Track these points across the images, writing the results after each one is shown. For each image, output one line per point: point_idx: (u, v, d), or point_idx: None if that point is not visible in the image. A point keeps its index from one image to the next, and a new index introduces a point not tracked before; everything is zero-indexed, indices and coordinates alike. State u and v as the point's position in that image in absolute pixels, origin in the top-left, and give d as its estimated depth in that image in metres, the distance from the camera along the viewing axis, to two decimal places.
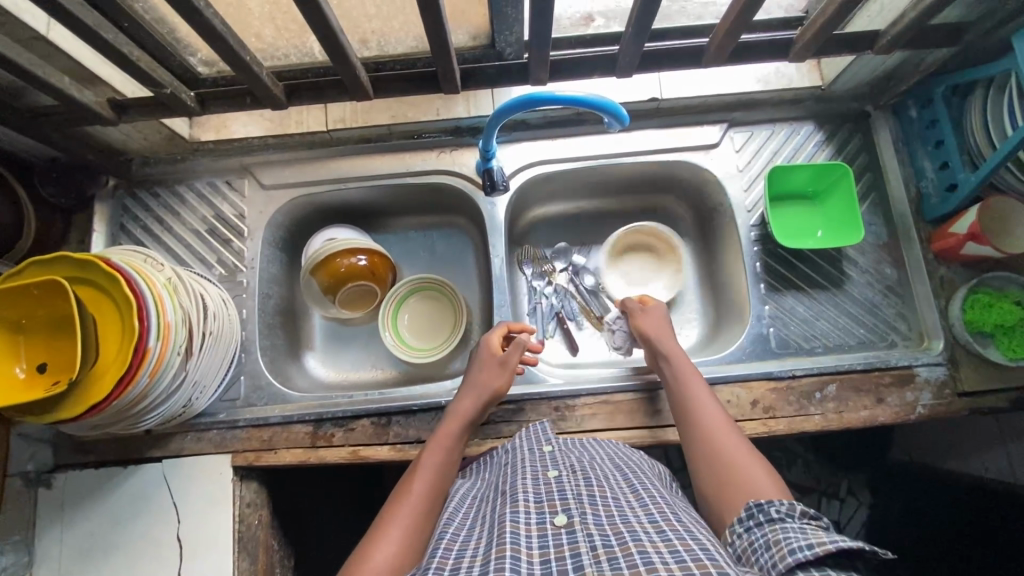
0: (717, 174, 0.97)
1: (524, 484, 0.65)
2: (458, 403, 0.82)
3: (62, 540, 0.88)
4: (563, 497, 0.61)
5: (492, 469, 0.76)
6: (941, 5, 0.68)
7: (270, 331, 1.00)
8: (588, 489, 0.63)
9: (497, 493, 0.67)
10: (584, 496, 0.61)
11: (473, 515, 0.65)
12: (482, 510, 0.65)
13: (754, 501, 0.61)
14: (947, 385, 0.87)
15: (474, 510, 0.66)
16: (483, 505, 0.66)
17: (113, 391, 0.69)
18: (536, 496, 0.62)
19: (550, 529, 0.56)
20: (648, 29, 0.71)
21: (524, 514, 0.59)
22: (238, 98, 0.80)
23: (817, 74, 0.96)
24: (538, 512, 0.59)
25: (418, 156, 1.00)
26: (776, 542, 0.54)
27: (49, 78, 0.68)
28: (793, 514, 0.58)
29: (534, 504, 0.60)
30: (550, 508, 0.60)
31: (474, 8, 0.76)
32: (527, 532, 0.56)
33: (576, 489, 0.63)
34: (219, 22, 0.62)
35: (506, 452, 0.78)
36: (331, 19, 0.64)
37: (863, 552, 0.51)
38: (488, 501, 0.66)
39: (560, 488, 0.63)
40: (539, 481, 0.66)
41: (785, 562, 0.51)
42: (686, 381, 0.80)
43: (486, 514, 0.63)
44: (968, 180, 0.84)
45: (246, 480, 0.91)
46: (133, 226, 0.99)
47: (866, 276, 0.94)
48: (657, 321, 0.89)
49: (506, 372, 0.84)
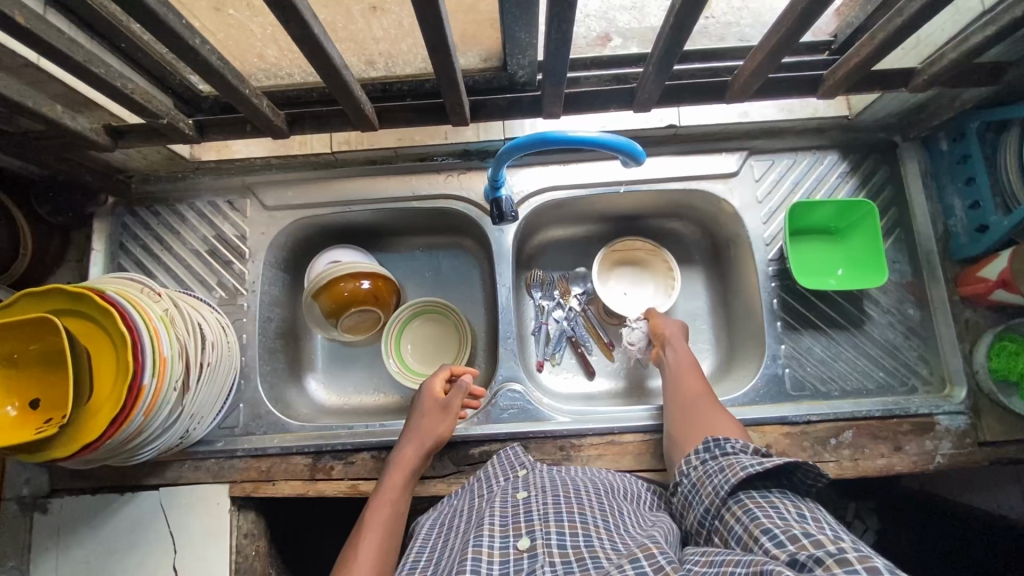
0: (735, 204, 0.94)
1: (492, 508, 0.63)
2: (401, 450, 0.81)
3: (57, 567, 0.87)
4: (529, 519, 0.58)
5: (462, 497, 0.74)
6: (984, 47, 0.64)
7: (271, 355, 0.97)
8: (556, 507, 0.60)
9: (466, 522, 0.64)
10: (551, 514, 0.58)
11: (441, 547, 0.61)
12: (450, 541, 0.61)
13: (713, 437, 0.66)
14: (968, 435, 0.84)
15: (440, 539, 0.63)
16: (452, 534, 0.63)
17: (106, 431, 0.67)
18: (503, 519, 0.59)
19: (513, 554, 0.54)
20: (672, 66, 0.67)
21: (488, 539, 0.56)
22: (237, 124, 0.77)
23: (845, 103, 0.91)
24: (503, 535, 0.56)
25: (425, 179, 0.97)
26: (729, 467, 0.60)
27: (41, 108, 0.65)
28: (745, 450, 0.63)
29: (500, 527, 0.58)
30: (516, 531, 0.57)
31: (486, 31, 0.71)
32: (488, 558, 0.53)
33: (544, 508, 0.60)
34: (217, 57, 0.59)
35: (477, 482, 0.75)
36: (335, 55, 0.61)
37: (803, 472, 0.57)
38: (455, 530, 0.63)
39: (527, 509, 0.61)
40: (507, 503, 0.63)
41: (737, 479, 0.57)
42: (684, 375, 0.85)
43: (451, 544, 0.60)
44: (1001, 224, 0.80)
45: (243, 510, 0.89)
46: (132, 245, 0.97)
47: (887, 316, 0.90)
48: (676, 328, 0.93)
49: (448, 416, 0.84)
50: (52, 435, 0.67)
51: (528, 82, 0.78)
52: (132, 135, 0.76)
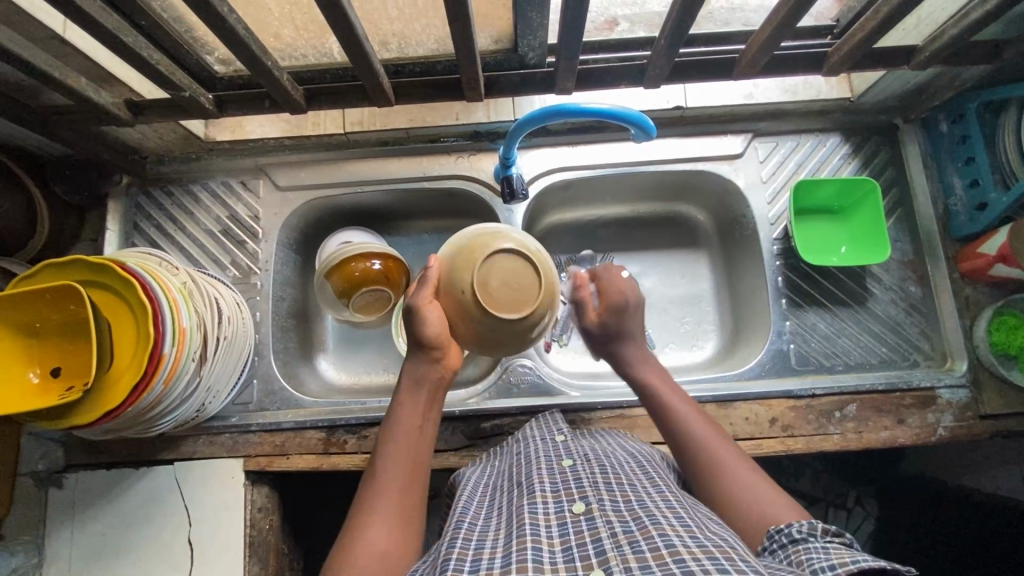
0: (740, 185, 0.95)
1: (539, 476, 0.62)
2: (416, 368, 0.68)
3: (72, 541, 0.88)
4: (579, 486, 0.58)
5: (504, 458, 0.75)
6: (984, 22, 0.66)
7: (284, 334, 0.99)
8: (604, 477, 0.59)
9: (513, 483, 0.64)
10: (600, 484, 0.58)
11: (489, 506, 0.61)
12: (498, 501, 0.61)
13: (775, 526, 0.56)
14: (969, 408, 0.86)
15: (488, 500, 0.63)
16: (498, 495, 0.63)
17: (128, 398, 0.68)
18: (553, 486, 0.59)
19: (569, 517, 0.53)
20: (682, 40, 0.69)
21: (542, 506, 0.55)
22: (257, 101, 0.79)
23: (846, 85, 0.93)
24: (556, 501, 0.55)
25: (436, 160, 0.99)
26: (798, 564, 0.49)
27: (65, 78, 0.67)
28: (815, 534, 0.52)
29: (552, 493, 0.57)
30: (568, 496, 0.56)
31: (500, 11, 0.73)
32: (545, 522, 0.52)
33: (591, 477, 0.60)
34: (242, 27, 0.61)
35: (518, 443, 0.76)
36: (357, 27, 0.62)
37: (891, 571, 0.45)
38: (503, 491, 0.63)
39: (576, 477, 0.60)
40: (553, 471, 0.63)
41: None
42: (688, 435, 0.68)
43: (501, 507, 0.59)
44: (1001, 201, 0.82)
45: (258, 484, 0.90)
46: (146, 225, 0.98)
47: (890, 293, 0.92)
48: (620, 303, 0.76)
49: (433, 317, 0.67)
50: (73, 401, 0.68)
51: (539, 63, 0.80)
52: (152, 111, 0.77)
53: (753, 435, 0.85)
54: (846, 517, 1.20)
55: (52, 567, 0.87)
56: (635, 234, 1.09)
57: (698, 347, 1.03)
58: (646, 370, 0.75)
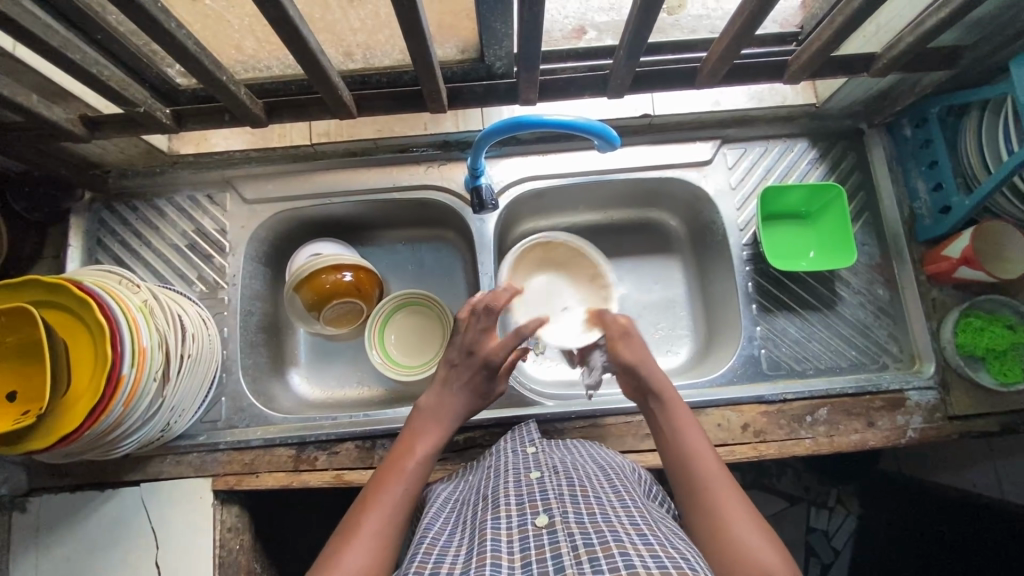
0: (709, 191, 0.96)
1: (506, 489, 0.61)
2: (429, 403, 0.75)
3: (36, 566, 0.86)
4: (545, 498, 0.57)
5: (476, 471, 0.74)
6: (939, 30, 0.67)
7: (253, 348, 0.97)
8: (570, 489, 0.58)
9: (479, 496, 0.63)
10: (565, 496, 0.57)
11: (454, 521, 0.60)
12: (463, 515, 0.61)
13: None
14: (938, 409, 0.87)
15: (454, 514, 0.62)
16: (463, 510, 0.62)
17: (85, 422, 0.66)
18: (518, 499, 0.58)
19: (531, 531, 0.52)
20: (642, 50, 0.69)
21: (505, 520, 0.54)
22: (217, 114, 0.77)
23: (811, 92, 0.94)
24: (519, 514, 0.54)
25: (406, 170, 0.98)
26: None
27: (17, 96, 0.65)
28: None
29: (515, 506, 0.56)
30: (531, 509, 0.55)
31: (462, 21, 0.72)
32: (506, 537, 0.51)
33: (558, 489, 0.59)
34: (194, 43, 0.60)
35: (489, 455, 0.76)
36: (312, 41, 0.62)
37: None
38: (469, 505, 0.62)
39: (541, 489, 0.59)
40: (520, 483, 0.62)
41: None
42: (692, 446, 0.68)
43: (465, 521, 0.59)
44: (963, 203, 0.83)
45: (227, 503, 0.89)
46: (110, 241, 0.96)
47: (858, 296, 0.93)
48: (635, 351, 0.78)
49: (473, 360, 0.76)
50: (29, 426, 0.66)
51: (505, 72, 0.80)
52: (110, 126, 0.76)
53: (726, 442, 0.85)
54: (827, 517, 1.19)
55: None
56: (609, 241, 1.09)
57: (673, 353, 1.03)
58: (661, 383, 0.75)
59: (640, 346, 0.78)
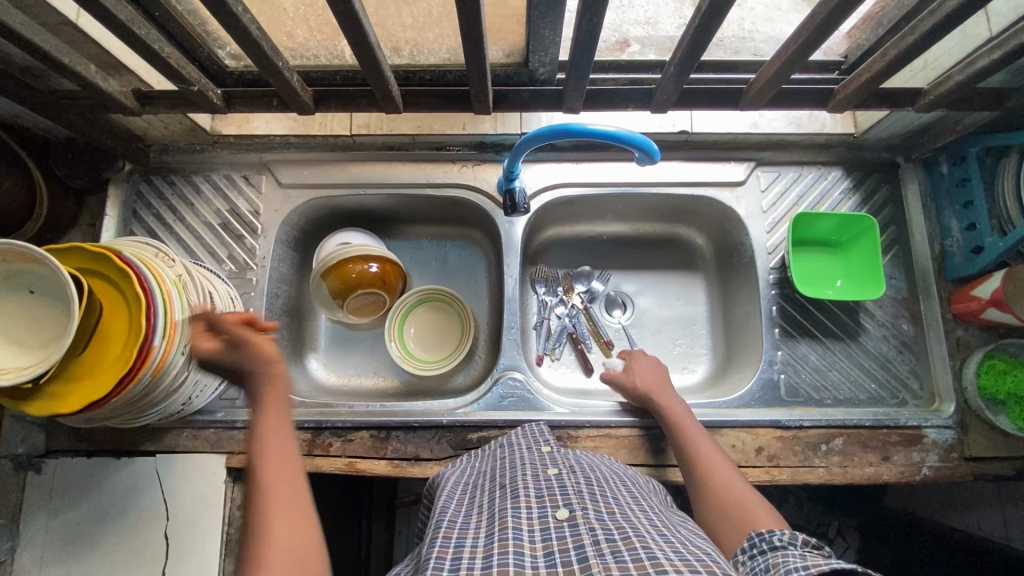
0: (740, 212, 0.96)
1: (524, 480, 0.61)
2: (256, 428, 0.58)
3: (47, 529, 0.86)
4: (564, 493, 0.57)
5: (486, 460, 0.75)
6: (992, 70, 0.66)
7: (276, 331, 0.98)
8: (589, 488, 0.59)
9: (495, 485, 0.63)
10: (584, 494, 0.58)
11: (470, 505, 0.60)
12: (478, 501, 0.61)
13: (757, 533, 0.56)
14: (955, 448, 0.86)
15: (468, 499, 0.62)
16: (478, 495, 0.63)
17: (114, 390, 0.67)
18: (537, 491, 0.58)
19: (552, 523, 0.52)
20: (692, 70, 0.70)
21: (524, 509, 0.55)
22: (264, 99, 0.79)
23: (851, 121, 0.94)
24: (539, 506, 0.55)
25: (440, 168, 0.99)
26: (775, 565, 0.49)
27: (75, 66, 0.67)
28: (797, 543, 0.52)
29: (535, 499, 0.57)
30: (551, 502, 0.56)
31: (511, 25, 0.73)
32: (528, 526, 0.52)
33: (576, 485, 0.60)
34: (256, 28, 0.61)
35: (501, 448, 0.76)
36: (370, 35, 0.63)
37: None
38: (485, 492, 0.63)
39: (560, 485, 0.60)
40: (539, 477, 0.62)
41: None
42: (685, 432, 0.78)
43: (482, 507, 0.59)
44: (996, 245, 0.82)
45: (239, 482, 0.90)
46: (145, 213, 0.97)
47: (882, 329, 0.93)
48: (648, 364, 0.91)
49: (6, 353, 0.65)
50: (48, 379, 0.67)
51: (548, 79, 0.80)
52: (160, 102, 0.78)
53: (739, 463, 0.85)
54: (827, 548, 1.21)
55: (24, 555, 0.86)
56: (634, 253, 1.10)
57: (689, 370, 1.03)
58: (664, 398, 0.84)
59: (653, 372, 0.89)
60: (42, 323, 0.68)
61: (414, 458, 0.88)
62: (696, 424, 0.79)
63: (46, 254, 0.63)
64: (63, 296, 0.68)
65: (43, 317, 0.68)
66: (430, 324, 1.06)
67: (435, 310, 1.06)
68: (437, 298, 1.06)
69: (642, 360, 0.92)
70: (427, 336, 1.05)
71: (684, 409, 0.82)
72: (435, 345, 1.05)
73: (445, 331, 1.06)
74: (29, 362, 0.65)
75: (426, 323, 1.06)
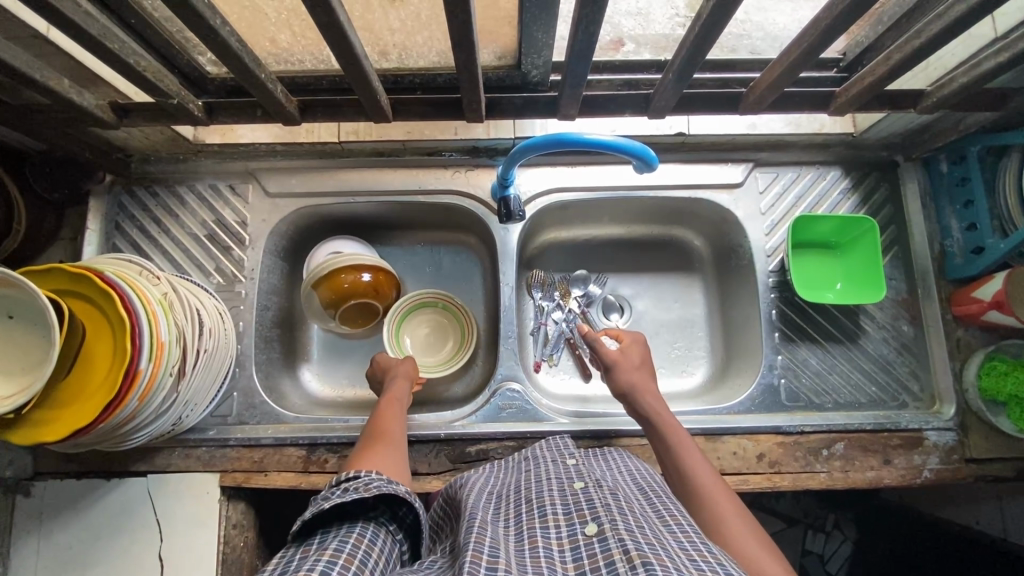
0: (739, 215, 0.95)
1: (551, 496, 0.60)
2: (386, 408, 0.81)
3: (38, 553, 0.85)
4: (592, 506, 0.55)
5: (511, 471, 0.73)
6: (996, 73, 0.65)
7: (268, 344, 0.96)
8: (616, 502, 0.57)
9: (520, 497, 0.62)
10: (612, 506, 0.55)
11: (499, 512, 0.60)
12: (505, 510, 0.61)
13: None
14: (955, 451, 0.86)
15: (494, 505, 0.63)
16: (504, 504, 0.62)
17: (98, 417, 0.64)
18: (566, 508, 0.56)
19: (581, 540, 0.51)
20: (691, 77, 0.68)
21: (554, 529, 0.54)
22: (248, 109, 0.77)
23: (850, 121, 0.92)
24: (568, 525, 0.53)
25: (432, 174, 0.97)
26: None
27: (47, 81, 0.64)
28: None
29: (564, 516, 0.55)
30: (580, 518, 0.54)
31: (503, 28, 0.70)
32: (558, 546, 0.51)
33: (603, 499, 0.57)
34: (236, 40, 0.58)
35: (526, 460, 0.75)
36: (356, 45, 0.60)
37: None
38: (512, 501, 0.62)
39: (587, 498, 0.58)
40: (565, 492, 0.60)
41: None
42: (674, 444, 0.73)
43: (509, 516, 0.59)
44: (998, 247, 0.81)
45: (234, 500, 0.89)
46: (128, 226, 0.94)
47: (882, 331, 0.92)
48: (636, 357, 0.85)
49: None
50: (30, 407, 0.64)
51: (542, 82, 0.78)
52: (138, 113, 0.74)
53: (740, 470, 0.85)
54: (823, 541, 1.19)
55: None
56: (631, 255, 1.08)
57: (689, 374, 1.02)
58: (649, 403, 0.78)
59: (635, 367, 0.83)
60: (19, 349, 0.65)
61: (412, 472, 0.86)
62: (684, 435, 0.74)
63: (20, 278, 0.60)
64: (42, 321, 0.65)
65: (21, 341, 0.65)
66: (425, 329, 1.04)
67: (432, 314, 1.05)
68: (434, 303, 1.04)
69: (631, 352, 0.85)
70: (421, 343, 1.04)
71: (671, 415, 0.77)
72: (426, 353, 1.03)
73: (438, 338, 1.04)
74: (6, 392, 0.62)
75: (421, 329, 1.04)
